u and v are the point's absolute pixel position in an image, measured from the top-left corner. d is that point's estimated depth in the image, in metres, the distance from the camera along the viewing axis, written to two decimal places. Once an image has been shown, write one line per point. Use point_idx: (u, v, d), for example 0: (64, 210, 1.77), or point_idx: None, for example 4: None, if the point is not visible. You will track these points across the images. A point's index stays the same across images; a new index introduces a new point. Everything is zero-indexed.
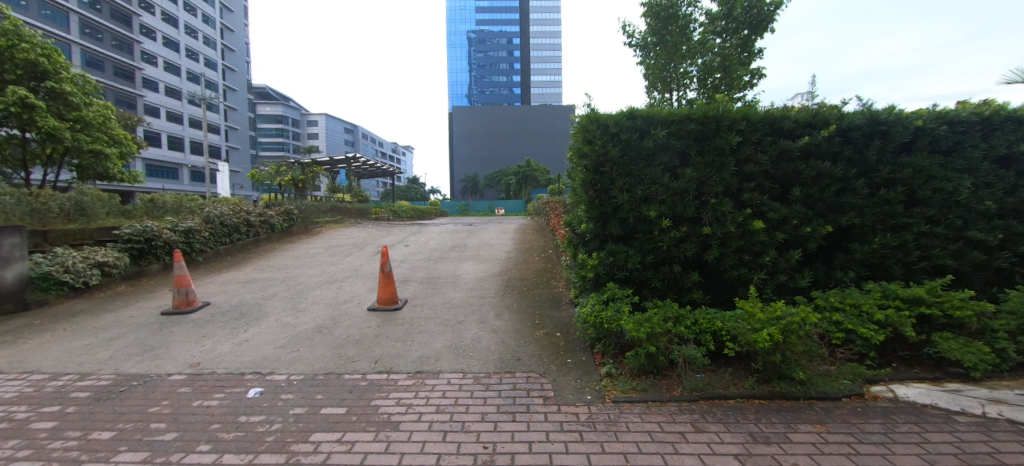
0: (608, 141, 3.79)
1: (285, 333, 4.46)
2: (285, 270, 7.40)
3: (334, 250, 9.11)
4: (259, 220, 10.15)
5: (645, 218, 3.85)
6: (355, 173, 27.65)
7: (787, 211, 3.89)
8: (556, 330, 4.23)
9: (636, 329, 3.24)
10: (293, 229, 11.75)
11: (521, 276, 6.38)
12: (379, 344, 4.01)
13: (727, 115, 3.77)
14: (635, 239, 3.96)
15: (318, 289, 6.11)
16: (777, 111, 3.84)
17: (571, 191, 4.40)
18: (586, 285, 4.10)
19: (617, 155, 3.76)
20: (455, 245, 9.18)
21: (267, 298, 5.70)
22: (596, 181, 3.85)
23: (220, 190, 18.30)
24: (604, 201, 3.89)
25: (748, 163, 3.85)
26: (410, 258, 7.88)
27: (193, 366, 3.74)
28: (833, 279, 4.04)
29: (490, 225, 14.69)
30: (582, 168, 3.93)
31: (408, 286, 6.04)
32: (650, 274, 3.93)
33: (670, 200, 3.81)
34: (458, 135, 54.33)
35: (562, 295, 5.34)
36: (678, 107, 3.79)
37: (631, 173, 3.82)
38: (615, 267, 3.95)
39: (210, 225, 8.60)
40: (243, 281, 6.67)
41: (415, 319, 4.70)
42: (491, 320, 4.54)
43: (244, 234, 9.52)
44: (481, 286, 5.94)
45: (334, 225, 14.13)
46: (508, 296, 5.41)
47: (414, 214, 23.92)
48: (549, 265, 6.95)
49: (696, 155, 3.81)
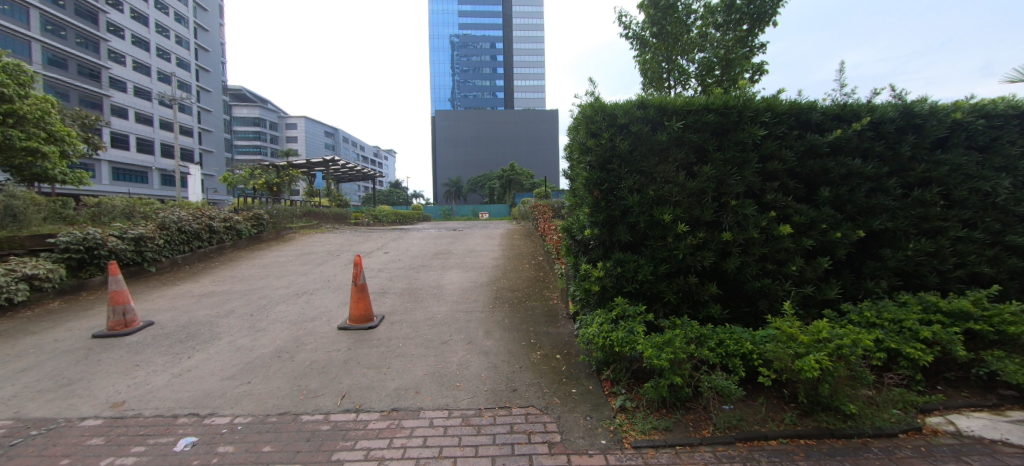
0: (615, 134, 3.28)
1: (237, 359, 3.79)
2: (247, 281, 6.66)
3: (306, 258, 8.38)
4: (223, 226, 9.32)
5: (657, 222, 3.35)
6: (333, 176, 26.64)
7: (814, 214, 3.45)
8: (555, 351, 3.67)
9: (656, 354, 2.72)
10: (262, 235, 10.91)
11: (511, 287, 5.83)
12: (347, 373, 3.39)
13: (749, 104, 3.31)
14: (646, 246, 3.45)
15: (283, 303, 5.43)
16: (803, 101, 3.40)
17: (571, 192, 3.87)
18: (590, 299, 3.58)
19: (627, 149, 3.25)
20: (439, 252, 8.58)
21: (222, 315, 4.99)
22: (602, 180, 3.34)
23: (192, 194, 17.32)
24: (611, 203, 3.37)
25: (771, 160, 3.40)
26: (389, 267, 7.24)
27: (115, 406, 3.04)
28: (864, 290, 3.60)
29: (476, 230, 14.13)
30: (586, 163, 3.40)
31: (386, 299, 5.41)
32: (663, 287, 3.43)
33: (686, 201, 3.31)
34: (442, 139, 53.59)
35: (558, 309, 4.80)
36: (695, 96, 3.31)
37: (642, 171, 3.32)
38: (623, 279, 3.44)
39: (166, 231, 7.77)
40: (198, 295, 5.91)
41: (392, 339, 4.09)
42: (479, 340, 3.97)
43: (204, 242, 8.68)
44: (466, 298, 5.35)
45: (309, 231, 13.31)
46: (498, 310, 4.84)
47: (396, 219, 23.13)
48: (541, 274, 6.41)
49: (715, 150, 3.34)
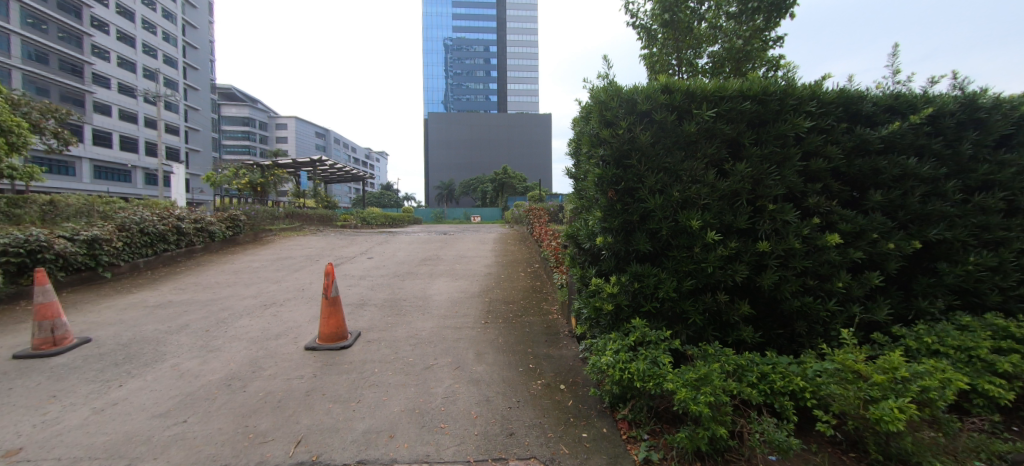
0: (634, 123, 2.74)
1: (178, 388, 3.15)
2: (212, 289, 5.99)
3: (281, 263, 7.72)
4: (192, 227, 8.62)
5: (683, 229, 2.81)
6: (320, 177, 25.87)
7: (863, 221, 2.95)
8: (559, 381, 3.11)
9: (691, 395, 2.16)
10: (238, 237, 10.19)
11: (506, 299, 5.24)
12: (308, 409, 2.78)
13: (792, 91, 2.80)
14: (668, 258, 2.90)
15: (247, 316, 4.79)
16: (852, 90, 2.91)
17: (581, 193, 3.32)
18: (601, 320, 3.03)
19: (649, 141, 2.70)
20: (428, 258, 7.97)
21: (173, 331, 4.34)
22: (618, 178, 2.79)
23: (176, 195, 16.30)
24: (629, 206, 2.82)
25: (815, 157, 2.89)
26: (371, 274, 6.62)
27: (6, 456, 2.39)
28: (916, 309, 3.10)
29: (466, 235, 13.54)
30: (597, 158, 2.86)
31: (364, 312, 4.80)
32: (689, 306, 2.88)
33: (717, 205, 2.79)
34: (434, 141, 52.95)
35: (559, 327, 4.22)
36: (728, 80, 2.80)
37: (665, 168, 2.77)
38: (641, 296, 2.89)
39: (125, 232, 7.06)
40: (151, 306, 5.24)
41: (366, 362, 3.49)
42: (469, 365, 3.38)
43: (170, 245, 7.97)
44: (455, 312, 4.75)
45: (290, 233, 12.60)
46: (491, 326, 4.27)
47: (385, 221, 22.46)
48: (538, 284, 5.84)
49: (751, 145, 2.81)
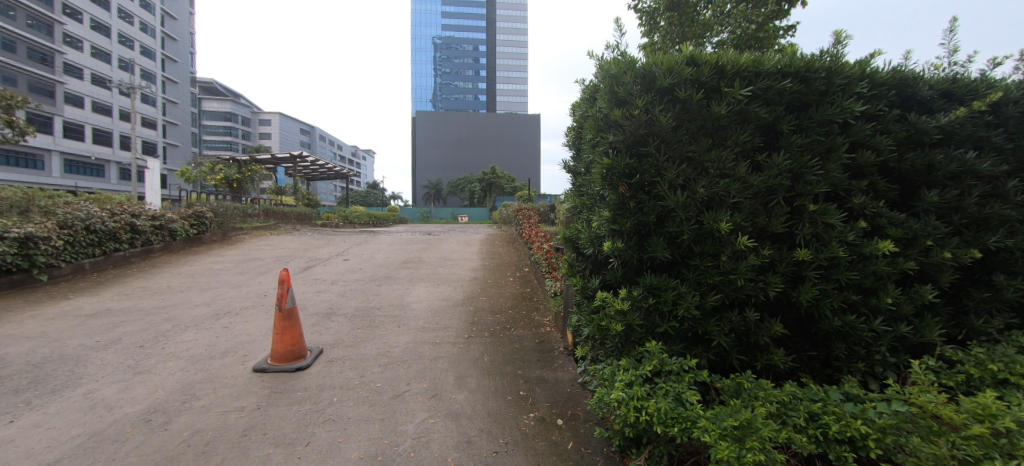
0: (653, 102, 2.22)
1: (83, 425, 2.52)
2: (161, 295, 5.28)
3: (247, 265, 7.04)
4: (149, 225, 7.83)
5: (708, 233, 2.31)
6: (301, 174, 24.92)
7: (915, 225, 2.50)
8: (556, 414, 2.58)
9: (734, 451, 1.64)
10: (203, 236, 9.39)
11: (492, 308, 4.69)
12: (242, 456, 2.19)
13: (840, 68, 2.33)
14: (688, 269, 2.40)
15: (193, 328, 4.13)
16: (906, 70, 2.46)
17: (585, 191, 2.80)
18: (607, 342, 2.51)
19: (670, 124, 2.19)
20: (409, 260, 7.39)
21: (100, 347, 3.67)
22: (632, 170, 2.26)
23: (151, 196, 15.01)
24: (644, 204, 2.29)
25: (863, 149, 2.43)
26: (345, 279, 6.00)
27: None
28: (969, 328, 2.66)
29: (451, 235, 12.94)
30: (605, 146, 2.34)
31: (331, 324, 4.20)
32: (713, 326, 2.38)
33: (749, 204, 2.30)
34: (422, 140, 52.08)
35: (553, 343, 3.70)
36: (764, 54, 2.31)
37: (688, 158, 2.27)
38: (657, 315, 2.38)
39: (67, 230, 6.30)
40: (84, 315, 4.53)
41: (325, 388, 2.91)
42: (448, 393, 2.83)
43: (122, 244, 7.19)
44: (435, 324, 4.19)
45: (263, 232, 11.81)
46: (475, 342, 3.72)
47: (369, 220, 21.74)
48: (528, 292, 5.30)
49: (790, 132, 2.33)
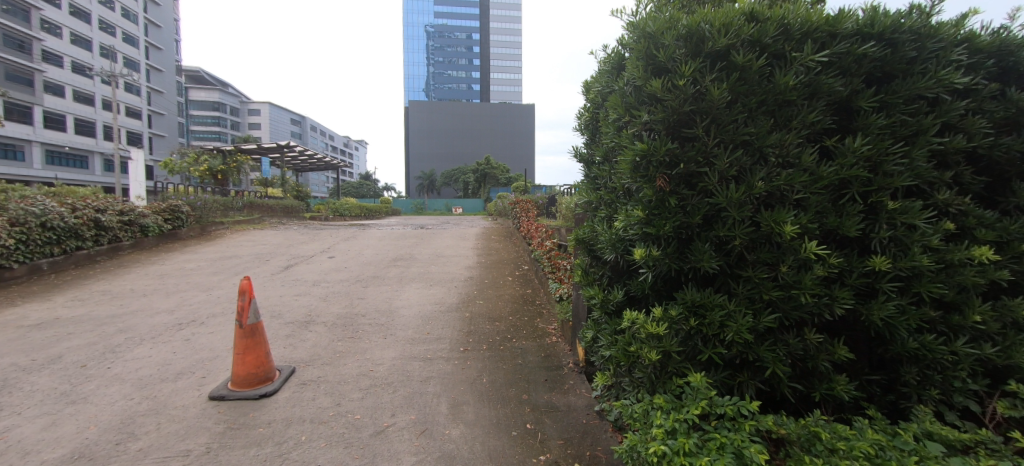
0: (702, 70, 1.72)
1: None
2: (120, 300, 4.72)
3: (223, 263, 6.48)
4: (117, 221, 7.20)
5: (765, 237, 1.84)
6: (289, 165, 24.14)
7: (1010, 226, 2.04)
8: (572, 456, 2.11)
9: None
10: (179, 232, 8.76)
11: (491, 314, 4.21)
12: None
13: (934, 29, 1.84)
14: (737, 281, 1.93)
15: (148, 342, 3.60)
16: (1006, 35, 1.98)
17: (610, 183, 2.31)
18: (635, 371, 2.05)
19: (725, 98, 1.69)
20: (399, 257, 6.87)
21: (34, 368, 3.13)
22: (674, 158, 1.77)
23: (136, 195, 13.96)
24: (687, 202, 1.81)
25: (953, 132, 1.96)
26: (328, 279, 5.48)
27: None
28: None
29: (444, 228, 12.42)
30: (637, 129, 1.85)
31: (308, 336, 3.69)
32: (768, 353, 1.92)
33: (818, 200, 1.83)
34: (414, 130, 51.10)
35: (561, 358, 3.23)
36: (840, 10, 1.83)
37: (743, 143, 1.78)
38: (699, 340, 1.91)
39: (20, 227, 5.68)
40: (26, 326, 3.97)
41: (293, 422, 2.41)
42: (441, 427, 2.35)
43: (85, 242, 6.57)
44: (426, 334, 3.70)
45: (245, 226, 11.16)
46: (471, 357, 3.25)
47: (360, 213, 21.13)
48: (529, 294, 4.82)
49: (870, 110, 1.85)
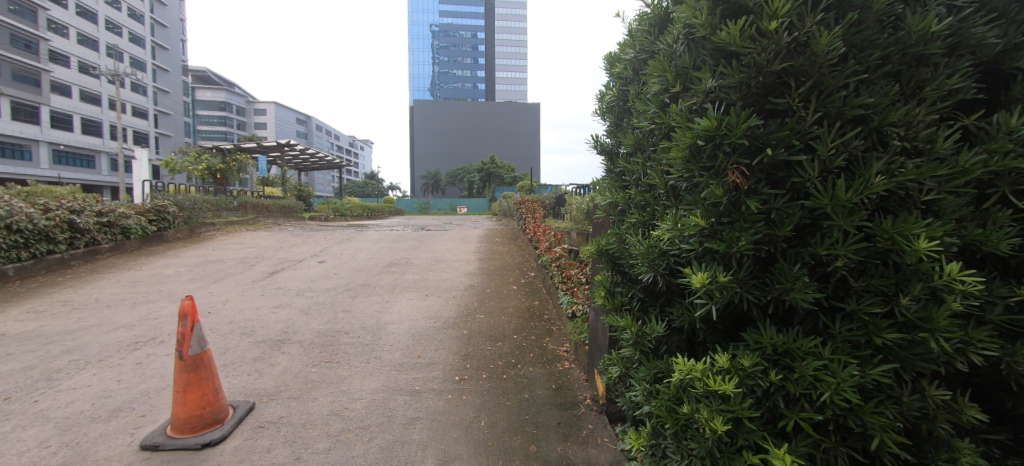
0: (801, 9, 1.17)
1: None
2: (79, 313, 4.21)
3: (205, 268, 5.98)
4: (94, 223, 6.73)
5: (880, 255, 1.28)
6: (290, 165, 23.75)
7: None
8: None
9: None
10: (164, 234, 8.27)
11: (492, 332, 3.66)
12: None
13: None
14: (832, 316, 1.37)
15: (94, 367, 3.09)
16: None
17: (649, 180, 1.76)
18: (686, 437, 1.49)
19: (836, 51, 1.13)
20: (394, 263, 6.36)
21: None
22: (755, 141, 1.21)
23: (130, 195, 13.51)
24: (769, 205, 1.25)
25: None
26: (314, 288, 4.97)
27: None
28: None
29: (446, 230, 11.91)
30: (697, 102, 1.30)
31: (279, 359, 3.17)
32: (877, 419, 1.34)
33: (961, 202, 1.25)
34: (419, 129, 50.65)
35: (576, 391, 2.68)
36: None
37: (855, 119, 1.22)
38: (780, 399, 1.35)
39: None
40: None
41: None
42: None
43: (58, 245, 6.08)
44: (416, 358, 3.16)
45: (237, 228, 10.71)
46: (467, 390, 2.69)
47: (362, 213, 20.69)
48: (536, 307, 4.26)
49: None
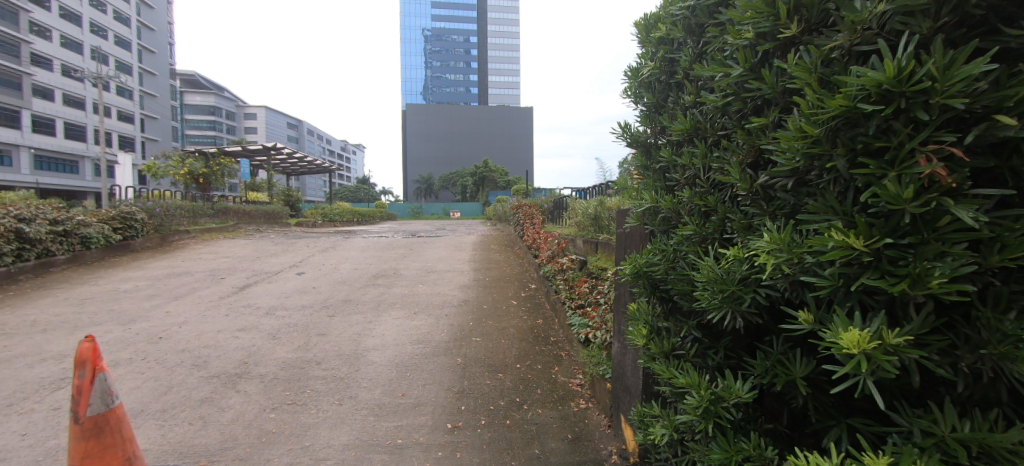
0: None
1: None
2: (7, 340, 3.59)
3: (169, 282, 5.37)
4: (47, 231, 6.07)
5: None
6: (278, 169, 23.05)
7: None
8: None
9: None
10: (131, 243, 7.63)
11: (490, 360, 3.11)
12: None
13: None
14: None
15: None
16: None
17: (720, 177, 1.24)
18: None
19: None
20: (380, 274, 5.79)
21: None
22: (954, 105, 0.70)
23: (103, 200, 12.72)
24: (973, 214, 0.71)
25: None
26: (286, 306, 4.39)
27: None
28: None
29: (438, 236, 11.36)
30: (840, 46, 0.80)
31: (231, 401, 2.59)
32: None
33: None
34: (412, 133, 50.01)
35: (598, 443, 2.14)
36: None
37: None
38: None
39: None
40: None
41: None
42: None
43: (3, 257, 5.43)
44: (400, 397, 2.60)
45: (214, 236, 10.05)
46: (463, 445, 2.14)
47: (352, 218, 20.02)
48: (541, 327, 3.73)
49: None
